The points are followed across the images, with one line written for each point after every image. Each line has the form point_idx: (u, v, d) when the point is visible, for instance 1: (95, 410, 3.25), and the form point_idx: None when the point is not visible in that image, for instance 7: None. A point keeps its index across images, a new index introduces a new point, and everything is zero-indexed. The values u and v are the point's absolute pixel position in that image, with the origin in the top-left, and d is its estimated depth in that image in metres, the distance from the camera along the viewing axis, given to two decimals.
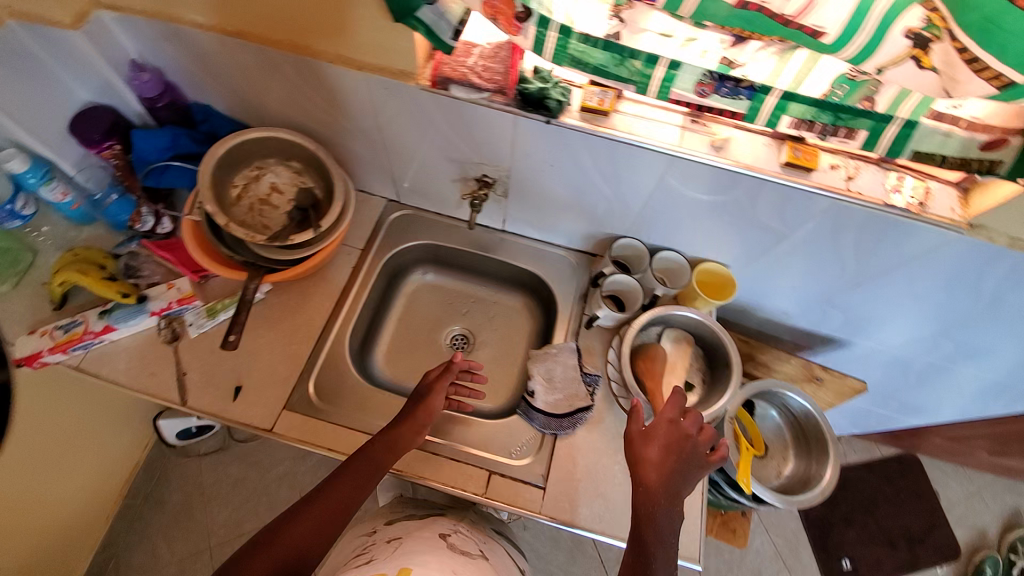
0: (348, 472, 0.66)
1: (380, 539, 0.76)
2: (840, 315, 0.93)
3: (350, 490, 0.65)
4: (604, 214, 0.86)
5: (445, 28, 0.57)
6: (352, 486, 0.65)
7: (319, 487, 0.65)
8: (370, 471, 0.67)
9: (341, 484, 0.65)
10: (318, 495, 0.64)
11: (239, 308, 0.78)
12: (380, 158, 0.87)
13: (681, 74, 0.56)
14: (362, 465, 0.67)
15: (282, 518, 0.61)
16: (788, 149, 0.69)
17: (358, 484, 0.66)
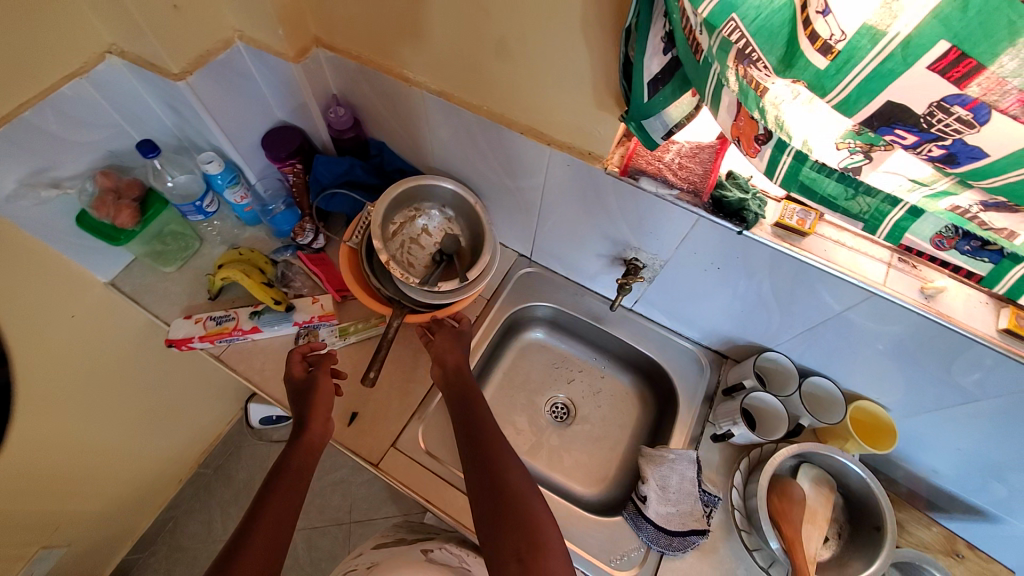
0: (278, 483, 0.67)
1: (361, 564, 0.85)
2: (1008, 494, 0.78)
3: (283, 500, 0.65)
4: (755, 323, 0.79)
5: (659, 128, 0.57)
6: (283, 495, 0.65)
7: (256, 505, 0.64)
8: (295, 476, 0.68)
9: (277, 496, 0.65)
10: (260, 513, 0.63)
11: (381, 345, 0.83)
12: (529, 218, 0.90)
13: (920, 223, 0.50)
14: (286, 474, 0.68)
15: (229, 548, 0.59)
16: (1010, 314, 0.57)
17: (291, 493, 0.66)
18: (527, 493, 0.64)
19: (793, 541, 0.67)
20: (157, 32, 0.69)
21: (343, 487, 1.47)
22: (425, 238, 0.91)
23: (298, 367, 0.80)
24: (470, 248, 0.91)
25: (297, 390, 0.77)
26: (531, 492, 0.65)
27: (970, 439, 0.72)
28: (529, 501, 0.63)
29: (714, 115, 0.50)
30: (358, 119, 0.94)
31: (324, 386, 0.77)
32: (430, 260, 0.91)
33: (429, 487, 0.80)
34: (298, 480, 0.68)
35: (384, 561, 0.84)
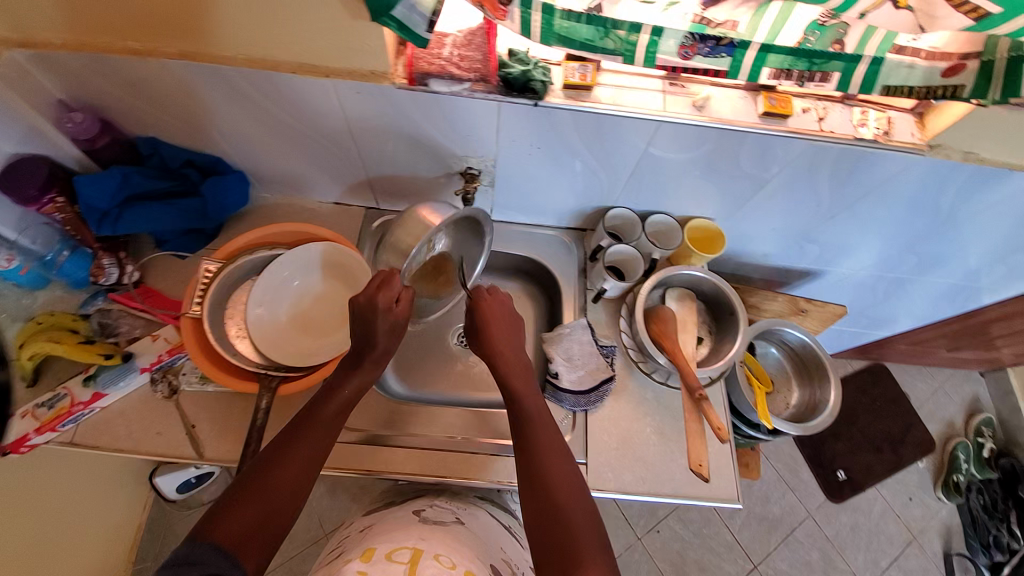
0: (324, 411, 0.65)
1: (354, 531, 0.88)
2: (816, 248, 0.98)
3: (325, 431, 0.64)
4: (592, 187, 0.85)
5: (418, 22, 0.55)
6: (318, 434, 0.63)
7: (299, 423, 0.64)
8: (330, 425, 0.65)
9: (320, 423, 0.64)
10: (293, 445, 0.62)
11: (248, 436, 0.67)
12: (354, 165, 0.85)
13: (664, 40, 0.55)
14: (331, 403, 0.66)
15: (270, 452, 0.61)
16: (763, 98, 0.68)
17: (320, 436, 0.63)
18: (581, 528, 0.58)
19: (673, 350, 0.79)
20: None
21: (305, 509, 1.41)
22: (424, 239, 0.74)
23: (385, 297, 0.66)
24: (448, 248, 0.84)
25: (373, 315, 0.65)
26: (573, 498, 0.60)
27: (776, 217, 0.88)
28: (563, 505, 0.59)
29: None
30: (107, 120, 0.79)
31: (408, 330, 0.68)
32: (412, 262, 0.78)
33: (365, 459, 0.81)
34: (330, 428, 0.65)
35: (377, 524, 0.86)
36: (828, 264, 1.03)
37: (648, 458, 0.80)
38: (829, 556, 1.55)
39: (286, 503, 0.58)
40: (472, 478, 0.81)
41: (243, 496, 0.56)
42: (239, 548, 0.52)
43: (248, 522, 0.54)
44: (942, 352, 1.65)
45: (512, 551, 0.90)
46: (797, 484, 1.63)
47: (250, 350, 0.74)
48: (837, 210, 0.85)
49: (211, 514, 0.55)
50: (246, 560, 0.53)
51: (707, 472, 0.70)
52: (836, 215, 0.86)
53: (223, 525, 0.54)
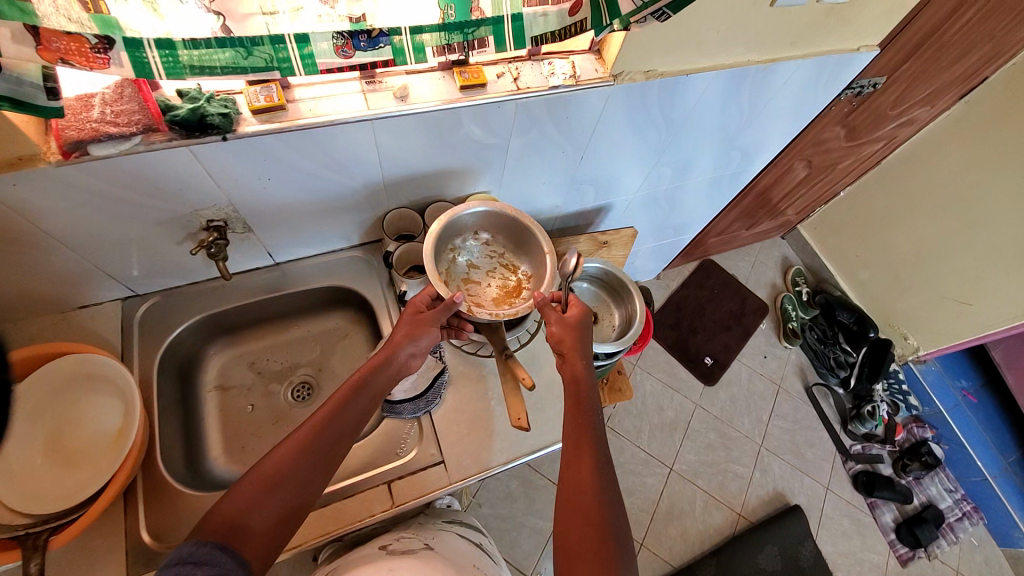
0: (349, 401, 0.64)
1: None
2: (591, 186, 1.09)
3: (346, 422, 0.62)
4: (352, 199, 0.83)
5: (33, 92, 0.50)
6: (342, 424, 0.62)
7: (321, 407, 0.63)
8: (353, 416, 0.63)
9: (344, 413, 0.63)
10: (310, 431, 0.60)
11: None
12: (75, 260, 0.73)
13: (315, 44, 0.55)
14: (360, 394, 0.65)
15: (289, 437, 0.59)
16: (456, 74, 0.72)
17: (341, 433, 0.62)
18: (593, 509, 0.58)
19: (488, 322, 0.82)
20: None
21: None
22: (478, 274, 0.84)
23: (419, 303, 0.74)
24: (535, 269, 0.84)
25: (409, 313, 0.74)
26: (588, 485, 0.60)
27: (538, 171, 0.96)
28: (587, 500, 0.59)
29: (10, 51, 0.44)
30: None
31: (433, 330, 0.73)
32: (497, 294, 0.83)
33: None
34: (354, 420, 0.63)
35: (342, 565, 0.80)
36: (610, 196, 1.16)
37: (501, 429, 0.83)
38: (724, 431, 1.78)
39: (299, 494, 0.57)
40: (327, 531, 0.72)
41: (257, 485, 0.55)
42: (234, 542, 0.50)
43: (250, 509, 0.53)
44: (744, 231, 1.96)
45: (482, 563, 0.89)
46: (680, 383, 1.83)
47: (5, 514, 0.62)
48: (582, 150, 0.95)
49: (220, 505, 0.53)
50: (241, 553, 0.51)
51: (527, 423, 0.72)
52: (585, 154, 0.96)
53: (228, 514, 0.52)
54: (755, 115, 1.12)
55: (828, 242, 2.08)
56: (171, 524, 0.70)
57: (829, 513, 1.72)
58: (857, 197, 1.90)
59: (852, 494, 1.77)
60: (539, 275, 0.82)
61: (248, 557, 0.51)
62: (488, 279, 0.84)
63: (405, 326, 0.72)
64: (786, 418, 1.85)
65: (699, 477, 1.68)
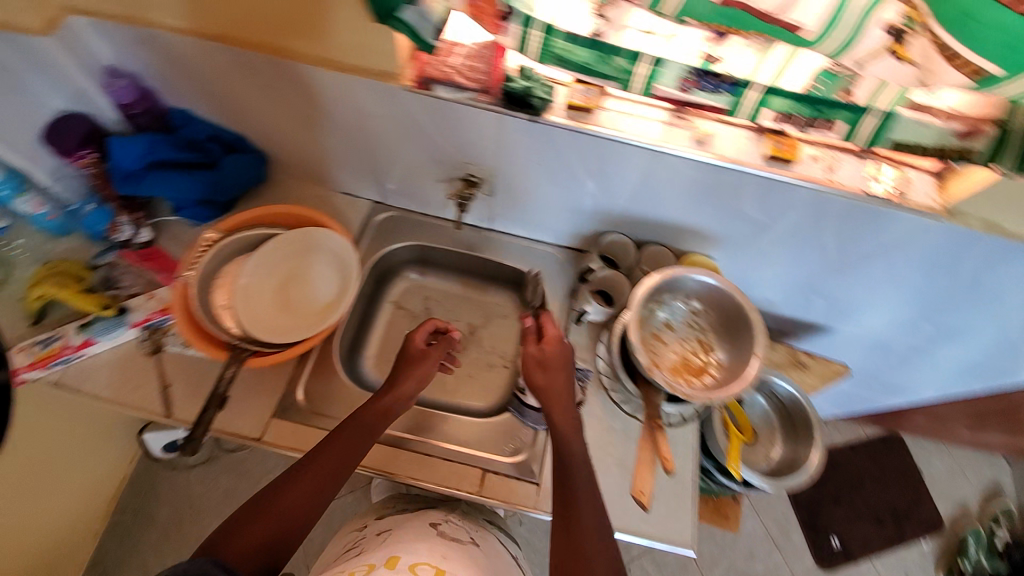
0: (331, 443, 0.67)
1: (370, 533, 0.85)
2: (824, 301, 0.94)
3: (337, 459, 0.66)
4: (587, 207, 0.84)
5: (428, 30, 0.58)
6: (326, 466, 0.65)
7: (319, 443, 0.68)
8: (340, 455, 0.67)
9: (320, 457, 0.66)
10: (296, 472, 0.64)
11: (209, 402, 0.70)
12: (363, 156, 0.87)
13: (666, 70, 0.56)
14: (336, 438, 0.68)
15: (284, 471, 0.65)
16: (769, 141, 0.66)
17: (331, 469, 0.65)
18: None
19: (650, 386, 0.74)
20: None
21: None
22: (668, 336, 0.77)
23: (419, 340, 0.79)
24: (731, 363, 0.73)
25: (408, 355, 0.78)
26: None
27: (782, 263, 0.85)
28: None
29: (448, 2, 0.53)
30: (150, 91, 0.85)
31: (428, 372, 0.76)
32: (677, 365, 0.75)
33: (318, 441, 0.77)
34: (347, 458, 0.67)
35: (396, 528, 0.83)
36: (834, 320, 0.99)
37: (605, 490, 0.77)
38: None
39: (298, 521, 0.61)
40: (417, 477, 0.76)
41: (258, 508, 0.60)
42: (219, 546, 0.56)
43: (255, 532, 0.58)
44: (966, 431, 1.53)
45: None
46: (785, 544, 1.54)
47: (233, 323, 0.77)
48: (845, 262, 0.81)
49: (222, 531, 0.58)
50: (224, 555, 0.55)
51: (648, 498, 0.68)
52: (844, 269, 0.82)
53: (236, 537, 0.57)
54: None
55: None
56: (320, 395, 0.81)
57: None
58: None
59: None
60: (733, 372, 0.72)
61: (232, 560, 0.56)
62: (676, 346, 0.76)
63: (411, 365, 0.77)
64: None
65: None
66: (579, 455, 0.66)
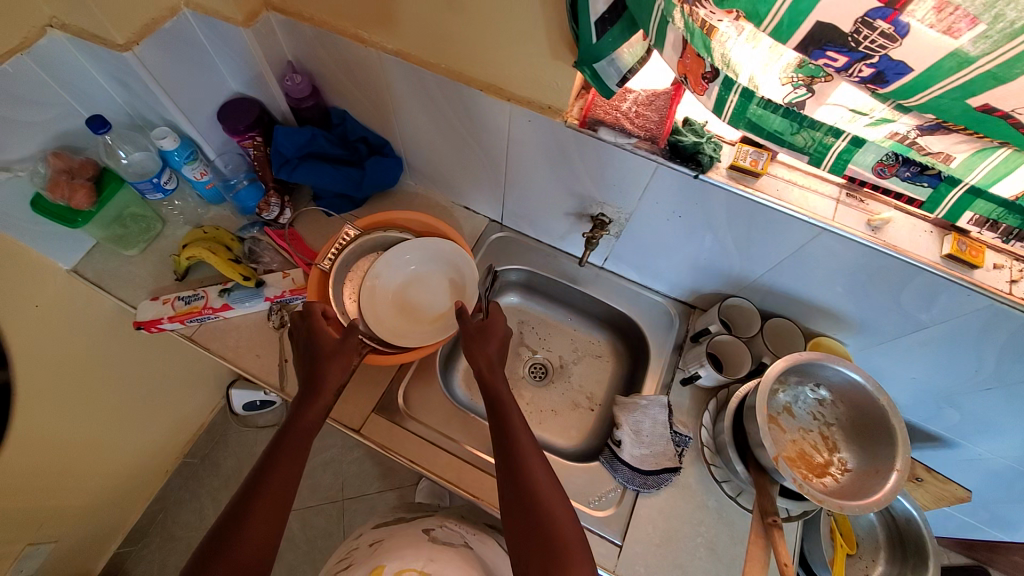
0: (281, 451, 0.66)
1: (362, 542, 0.82)
2: (957, 416, 0.84)
3: (288, 467, 0.64)
4: (715, 268, 0.81)
5: (614, 75, 0.59)
6: (284, 476, 0.63)
7: (266, 457, 0.65)
8: (294, 458, 0.65)
9: (278, 466, 0.64)
10: (255, 494, 0.61)
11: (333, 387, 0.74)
12: (497, 178, 0.89)
13: (863, 153, 0.53)
14: (287, 441, 0.67)
15: (244, 492, 0.62)
16: (952, 240, 0.61)
17: (288, 476, 0.64)
18: None
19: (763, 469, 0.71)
20: (103, 6, 0.65)
21: (333, 465, 1.45)
22: (789, 421, 0.73)
23: (322, 320, 0.76)
24: (858, 468, 0.68)
25: (323, 350, 0.73)
26: None
27: (921, 366, 0.77)
28: None
29: (661, 52, 0.53)
30: (317, 87, 0.91)
31: (353, 359, 0.74)
32: (796, 455, 0.71)
33: (412, 448, 0.81)
34: (298, 457, 0.66)
35: (388, 537, 0.81)
36: (962, 437, 0.89)
37: (687, 568, 0.73)
38: None
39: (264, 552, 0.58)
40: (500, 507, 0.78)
41: (226, 550, 0.57)
42: None
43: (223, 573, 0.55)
44: None
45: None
46: None
47: None
48: (1000, 383, 0.73)
49: None
50: None
51: None
52: (996, 389, 0.74)
53: None
54: None
55: None
56: (417, 400, 0.86)
57: None
58: None
59: None
60: (863, 478, 0.67)
61: None
62: (796, 434, 0.72)
63: (330, 355, 0.73)
64: None
65: None
66: (543, 486, 0.62)
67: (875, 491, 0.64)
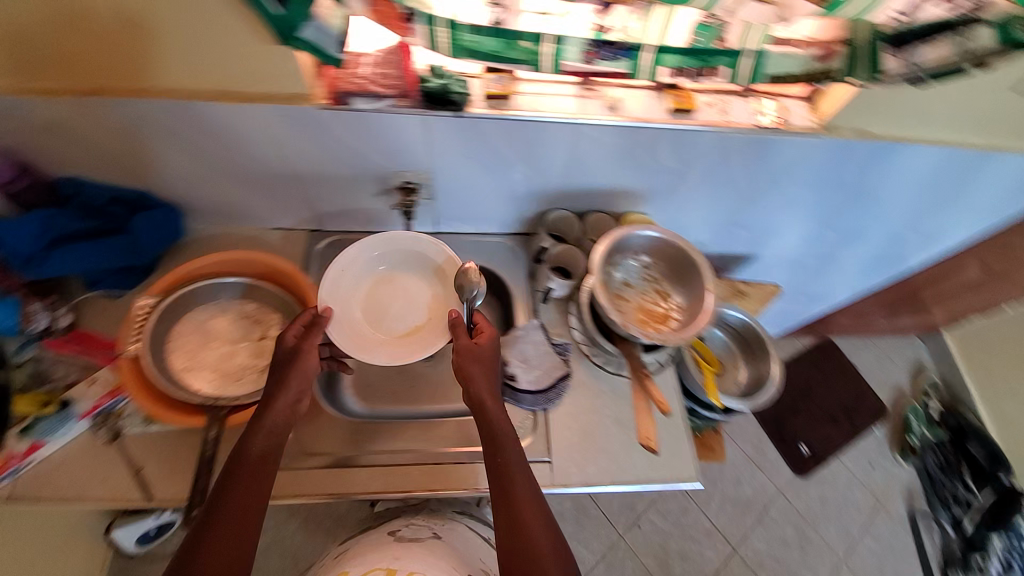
0: (239, 480, 0.63)
1: (329, 558, 0.86)
2: (746, 233, 1.05)
3: (250, 498, 0.62)
4: (525, 192, 0.88)
5: (330, 43, 0.58)
6: (244, 509, 0.61)
7: (226, 478, 0.63)
8: (253, 487, 0.63)
9: (239, 492, 0.62)
10: (213, 526, 0.60)
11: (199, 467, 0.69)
12: (290, 187, 0.85)
13: (567, 47, 0.60)
14: (245, 468, 0.63)
15: (206, 515, 0.61)
16: (669, 97, 0.74)
17: (248, 507, 0.62)
18: None
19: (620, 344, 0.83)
20: None
21: (276, 546, 1.33)
22: (628, 292, 0.84)
23: (290, 332, 0.72)
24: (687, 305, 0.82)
25: (279, 362, 0.69)
26: None
27: (704, 205, 0.94)
28: None
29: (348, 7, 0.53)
30: (28, 164, 0.77)
31: (314, 367, 0.70)
32: (642, 316, 0.82)
33: (327, 481, 0.78)
34: (258, 485, 0.63)
35: (351, 548, 0.85)
36: (758, 247, 1.10)
37: (608, 448, 0.82)
38: (801, 529, 1.61)
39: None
40: (434, 488, 0.79)
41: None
42: None
43: None
44: (882, 321, 1.76)
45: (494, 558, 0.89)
46: (765, 462, 1.69)
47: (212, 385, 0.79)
48: (755, 194, 0.91)
49: None
50: None
51: (657, 445, 0.72)
52: (757, 198, 0.92)
53: None
54: (959, 196, 0.99)
55: (980, 360, 1.78)
56: (310, 435, 0.81)
57: None
58: None
59: None
60: (692, 310, 0.80)
61: None
62: (637, 300, 0.84)
63: (286, 367, 0.69)
64: (880, 544, 1.62)
65: (763, 569, 1.54)
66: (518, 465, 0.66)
67: (701, 315, 0.77)
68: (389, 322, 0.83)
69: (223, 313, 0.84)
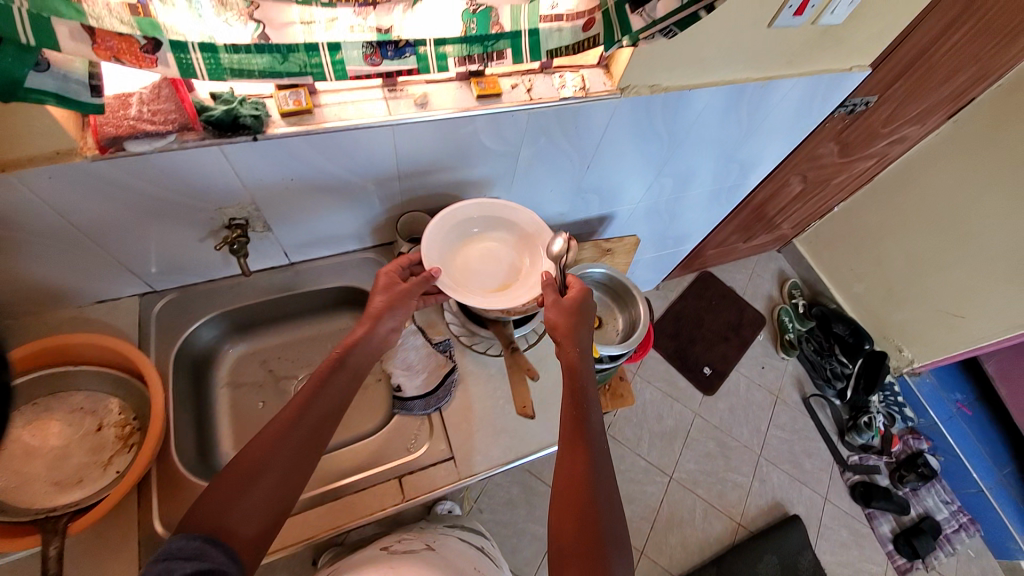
0: (317, 396, 0.64)
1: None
2: (595, 196, 1.13)
3: (326, 413, 0.64)
4: (368, 202, 0.86)
5: (80, 89, 0.53)
6: (318, 422, 0.63)
7: (308, 392, 0.65)
8: (331, 406, 0.65)
9: (319, 405, 0.64)
10: (290, 434, 0.61)
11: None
12: (96, 254, 0.75)
13: (346, 52, 0.59)
14: (330, 388, 0.66)
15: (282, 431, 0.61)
16: (474, 85, 0.76)
17: (321, 425, 0.63)
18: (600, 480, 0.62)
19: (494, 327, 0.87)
20: None
21: None
22: None
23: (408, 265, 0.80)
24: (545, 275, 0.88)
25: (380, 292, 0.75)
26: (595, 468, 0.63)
27: (547, 179, 0.99)
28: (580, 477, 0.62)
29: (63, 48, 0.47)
30: None
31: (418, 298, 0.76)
32: None
33: None
34: (334, 408, 0.65)
35: (344, 564, 0.79)
36: (611, 206, 1.20)
37: (508, 427, 0.84)
38: (722, 441, 1.79)
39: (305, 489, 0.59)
40: (339, 523, 0.73)
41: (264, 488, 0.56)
42: (221, 533, 0.52)
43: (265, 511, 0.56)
44: (741, 244, 2.01)
45: (485, 566, 0.86)
46: (679, 393, 1.85)
47: (51, 494, 0.68)
48: (587, 159, 0.98)
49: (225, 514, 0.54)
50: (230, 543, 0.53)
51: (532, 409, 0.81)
52: (590, 163, 1.00)
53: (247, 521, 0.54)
54: (755, 125, 1.15)
55: (822, 256, 2.10)
56: None
57: (827, 523, 1.73)
58: (851, 213, 1.92)
59: (850, 504, 1.78)
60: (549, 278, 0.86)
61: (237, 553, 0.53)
62: None
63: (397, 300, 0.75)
64: (785, 431, 1.86)
65: (698, 486, 1.69)
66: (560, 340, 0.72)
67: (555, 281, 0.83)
68: (478, 279, 0.84)
69: (44, 415, 0.73)
